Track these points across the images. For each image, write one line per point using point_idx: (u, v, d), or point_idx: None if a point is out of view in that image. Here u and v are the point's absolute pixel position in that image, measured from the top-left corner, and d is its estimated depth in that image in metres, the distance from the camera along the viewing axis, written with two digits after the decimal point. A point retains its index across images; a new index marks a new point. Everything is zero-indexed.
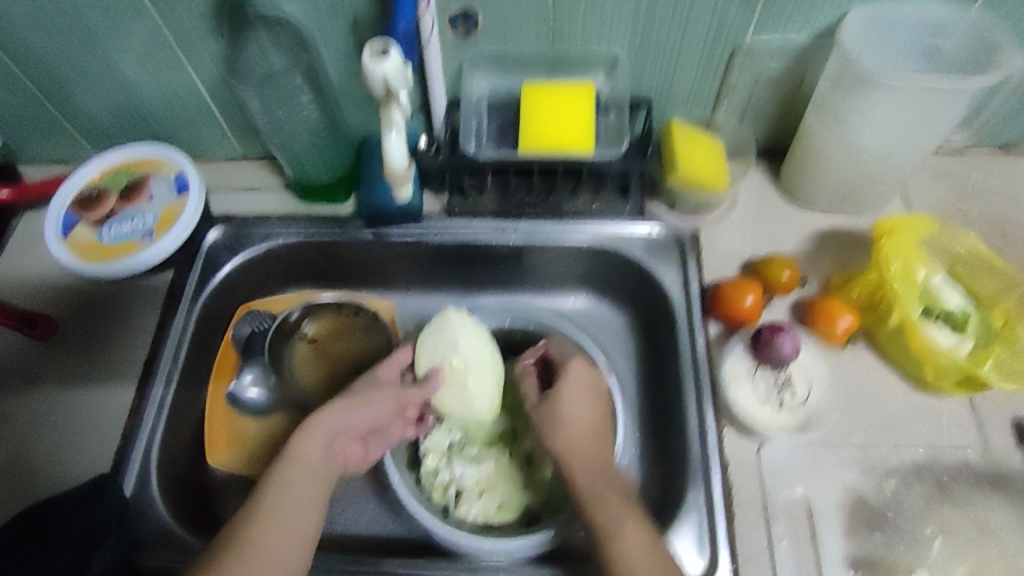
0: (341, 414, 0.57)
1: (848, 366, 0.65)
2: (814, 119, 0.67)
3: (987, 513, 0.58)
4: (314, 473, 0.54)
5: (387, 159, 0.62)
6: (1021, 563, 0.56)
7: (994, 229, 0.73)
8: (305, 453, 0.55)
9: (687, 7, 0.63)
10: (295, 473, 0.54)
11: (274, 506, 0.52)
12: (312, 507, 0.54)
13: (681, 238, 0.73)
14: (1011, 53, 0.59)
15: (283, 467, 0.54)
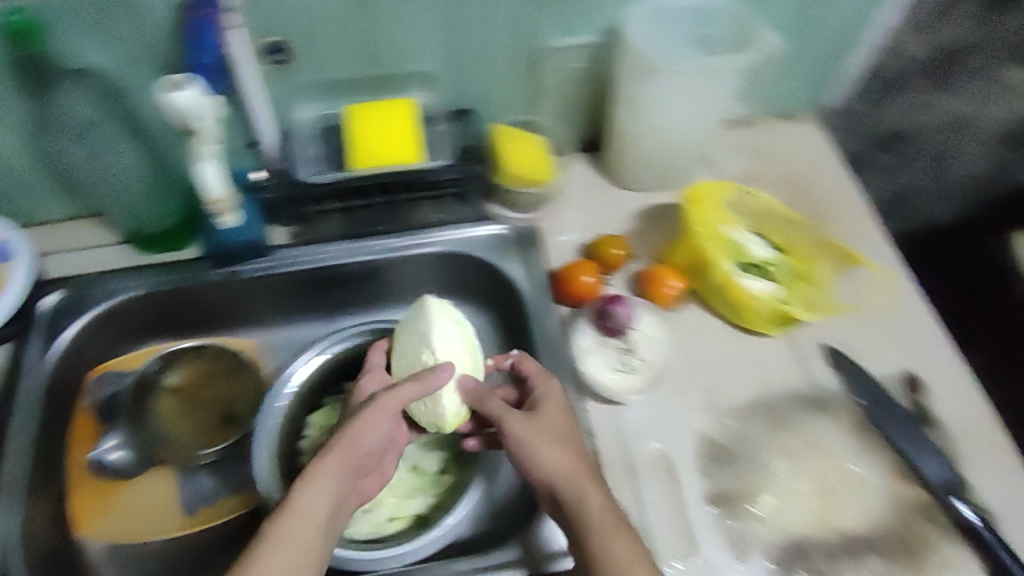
0: (342, 454, 0.54)
1: (682, 323, 0.72)
2: (621, 107, 0.76)
3: (816, 430, 0.66)
4: (316, 526, 0.51)
5: (207, 192, 0.65)
6: (849, 466, 0.64)
7: (788, 186, 0.84)
8: (315, 500, 0.51)
9: (486, 20, 0.69)
10: (304, 516, 0.51)
11: (277, 553, 0.48)
12: (309, 560, 0.49)
13: (521, 233, 0.80)
14: (761, 32, 0.70)
15: (288, 514, 0.50)
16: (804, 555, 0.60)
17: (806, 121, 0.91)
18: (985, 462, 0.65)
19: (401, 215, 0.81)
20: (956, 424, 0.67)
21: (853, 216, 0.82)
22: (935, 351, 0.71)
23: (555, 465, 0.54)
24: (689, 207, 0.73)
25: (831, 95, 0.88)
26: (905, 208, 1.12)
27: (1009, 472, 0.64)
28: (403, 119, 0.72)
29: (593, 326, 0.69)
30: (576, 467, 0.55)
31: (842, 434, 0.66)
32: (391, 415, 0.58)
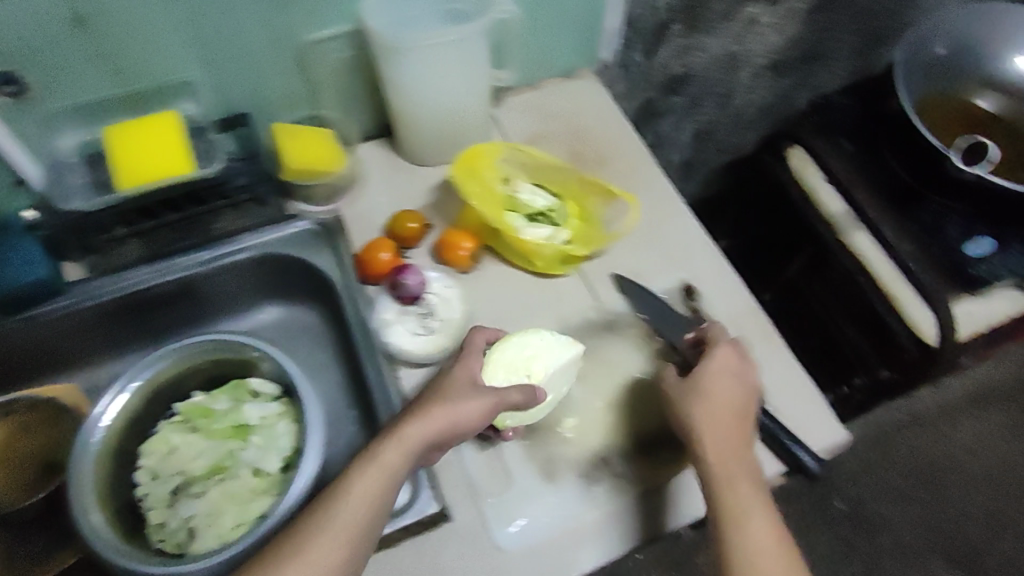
0: (456, 416, 0.62)
1: (482, 280, 0.79)
2: (386, 89, 0.81)
3: (604, 353, 0.76)
4: (389, 478, 0.60)
5: None
6: (634, 377, 0.74)
7: (572, 136, 0.90)
8: (390, 462, 0.60)
9: (235, 24, 0.71)
10: (375, 475, 0.60)
11: (337, 520, 0.58)
12: (378, 507, 0.59)
13: (324, 225, 0.81)
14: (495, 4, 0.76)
15: (369, 470, 0.60)
16: (605, 462, 0.70)
17: (586, 77, 0.97)
18: (750, 346, 0.77)
19: (201, 227, 0.81)
20: (723, 317, 0.79)
21: (630, 154, 0.89)
22: (703, 259, 0.82)
23: (702, 426, 0.66)
24: (458, 168, 0.78)
25: (602, 51, 0.95)
26: (711, 141, 1.22)
27: (770, 350, 0.77)
28: (167, 135, 0.74)
29: (392, 297, 0.75)
30: (719, 419, 0.66)
31: (632, 350, 0.76)
32: (488, 401, 0.64)
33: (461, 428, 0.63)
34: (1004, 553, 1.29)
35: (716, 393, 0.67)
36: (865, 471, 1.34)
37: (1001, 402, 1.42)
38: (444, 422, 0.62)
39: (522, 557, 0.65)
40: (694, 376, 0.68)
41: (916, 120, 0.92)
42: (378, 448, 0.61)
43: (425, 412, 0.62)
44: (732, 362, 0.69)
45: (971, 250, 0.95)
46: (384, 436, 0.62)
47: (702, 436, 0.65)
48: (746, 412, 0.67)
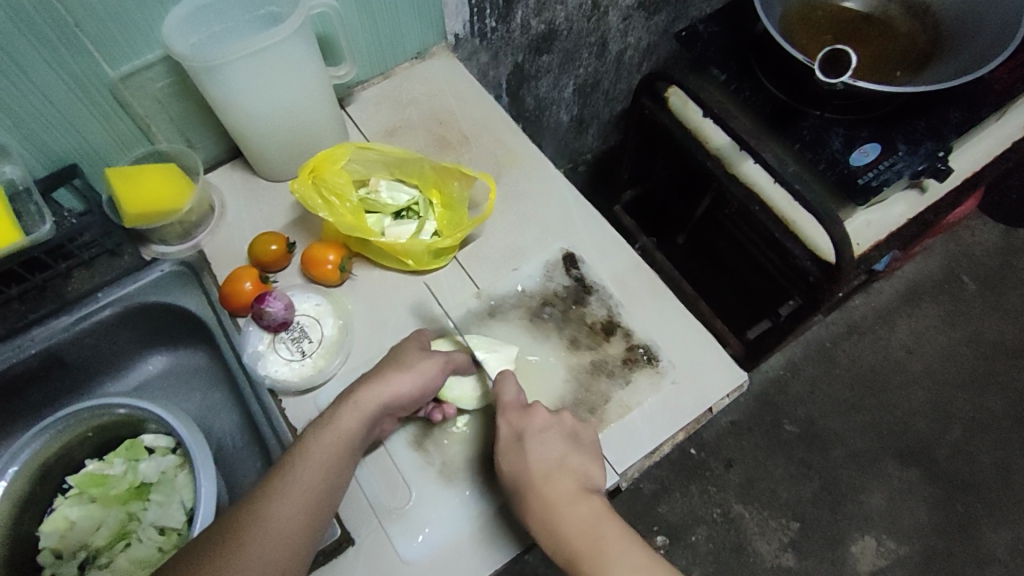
0: (410, 378, 0.63)
1: (357, 288, 0.76)
2: (219, 111, 0.75)
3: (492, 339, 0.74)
4: (348, 442, 0.60)
5: None
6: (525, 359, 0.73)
7: (431, 121, 0.87)
8: (346, 426, 0.60)
9: (25, 77, 0.64)
10: (330, 439, 0.59)
11: (294, 484, 0.57)
12: (335, 475, 0.59)
13: (189, 264, 0.79)
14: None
15: (325, 433, 0.60)
16: None
17: (441, 54, 0.93)
18: (638, 304, 0.74)
19: (54, 292, 0.76)
20: (608, 278, 0.76)
21: (497, 129, 0.86)
22: (581, 222, 0.79)
23: (544, 492, 0.60)
24: (301, 180, 0.73)
25: (453, 25, 0.91)
26: (598, 92, 1.23)
27: (659, 304, 0.74)
28: None
29: (259, 327, 0.72)
30: (554, 481, 0.60)
31: (520, 331, 0.74)
32: (439, 364, 0.65)
33: (416, 392, 0.64)
34: (952, 442, 1.33)
35: (536, 460, 0.61)
36: (811, 390, 1.38)
37: (935, 296, 1.46)
38: (401, 384, 0.63)
39: (430, 568, 0.63)
40: (509, 441, 0.63)
41: (776, 37, 0.87)
42: (334, 413, 0.61)
43: (380, 377, 0.63)
44: (540, 421, 0.64)
45: (856, 160, 0.87)
46: (338, 403, 0.62)
47: (547, 499, 0.59)
48: (575, 464, 0.62)
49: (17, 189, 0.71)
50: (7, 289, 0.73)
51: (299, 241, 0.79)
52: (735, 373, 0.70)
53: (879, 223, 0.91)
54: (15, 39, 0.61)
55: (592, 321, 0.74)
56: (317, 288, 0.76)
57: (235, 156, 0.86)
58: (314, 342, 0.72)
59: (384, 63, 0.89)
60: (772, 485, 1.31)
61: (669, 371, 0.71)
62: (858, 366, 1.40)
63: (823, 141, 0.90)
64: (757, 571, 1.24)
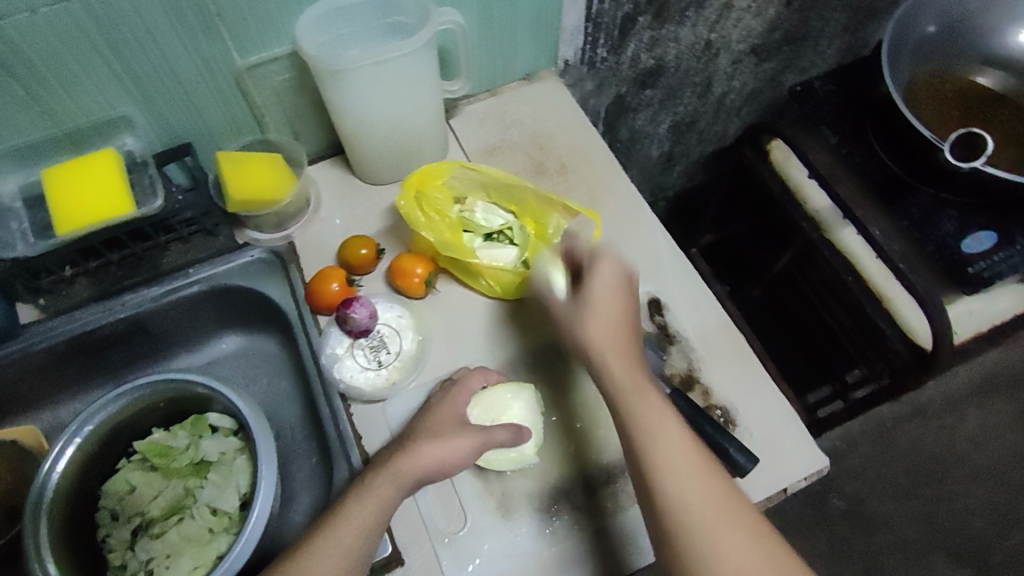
0: (469, 444, 0.62)
1: (439, 305, 0.76)
2: (331, 112, 0.76)
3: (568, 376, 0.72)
4: (379, 511, 0.58)
5: None
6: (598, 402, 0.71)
7: (531, 145, 0.87)
8: (384, 495, 0.58)
9: (161, 55, 0.66)
10: (368, 508, 0.58)
11: (332, 551, 0.56)
12: (369, 544, 0.57)
13: (276, 252, 0.78)
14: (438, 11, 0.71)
15: (364, 500, 0.58)
16: (565, 495, 0.66)
17: (549, 78, 0.92)
18: (719, 365, 0.72)
19: (149, 263, 0.80)
20: (693, 333, 0.74)
21: (598, 164, 0.85)
22: (672, 271, 0.77)
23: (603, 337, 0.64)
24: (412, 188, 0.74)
25: (566, 52, 0.90)
26: (693, 131, 1.21)
27: (742, 370, 0.71)
28: (106, 172, 0.70)
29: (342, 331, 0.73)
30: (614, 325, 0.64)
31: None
32: (476, 439, 0.62)
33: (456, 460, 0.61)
34: (1012, 548, 1.26)
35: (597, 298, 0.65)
36: (866, 467, 1.33)
37: (1012, 389, 1.39)
38: (435, 451, 0.61)
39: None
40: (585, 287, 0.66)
41: (901, 107, 0.84)
42: (371, 479, 0.59)
43: (412, 445, 0.61)
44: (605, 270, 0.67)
45: (968, 247, 0.84)
46: (376, 468, 0.60)
47: (613, 337, 0.64)
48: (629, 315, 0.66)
49: (136, 162, 0.74)
50: (109, 253, 0.77)
51: (387, 250, 0.80)
52: (816, 458, 0.67)
53: (982, 313, 0.86)
54: (159, 20, 0.63)
55: (671, 373, 0.71)
56: (400, 299, 0.76)
57: (335, 153, 0.88)
58: (392, 354, 0.73)
59: (491, 80, 0.90)
60: (810, 559, 1.26)
61: (746, 439, 0.68)
62: (920, 450, 1.34)
63: (932, 222, 0.86)
64: None
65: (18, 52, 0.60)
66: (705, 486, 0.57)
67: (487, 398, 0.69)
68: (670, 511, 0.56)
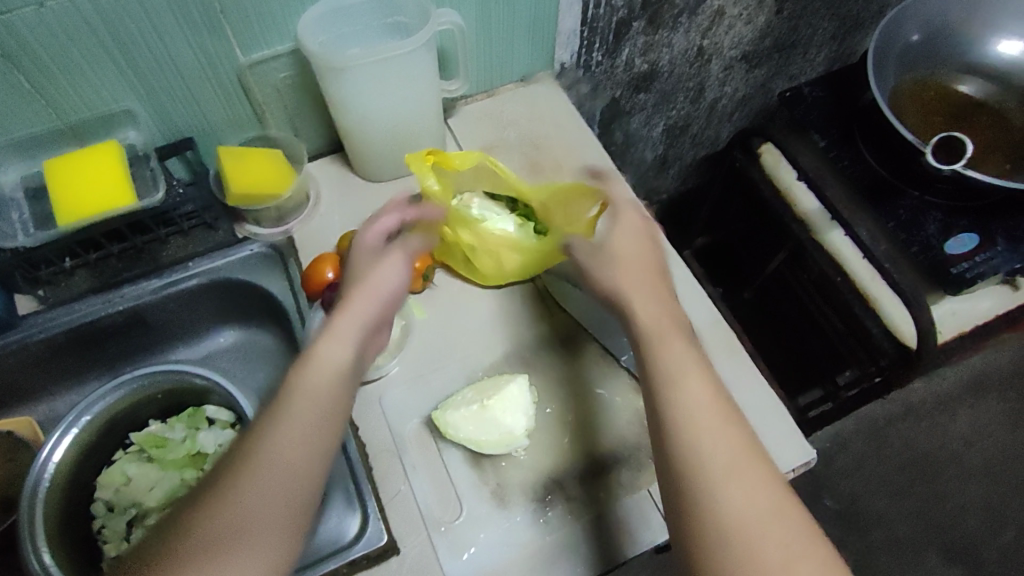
0: (372, 312, 0.61)
1: (436, 300, 0.77)
2: (332, 110, 0.77)
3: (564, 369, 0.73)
4: (315, 408, 0.56)
5: None
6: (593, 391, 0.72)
7: (527, 145, 0.88)
8: (313, 388, 0.56)
9: (165, 52, 0.68)
10: (303, 406, 0.55)
11: (271, 456, 0.53)
12: (305, 442, 0.54)
13: (275, 247, 0.80)
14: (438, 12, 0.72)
15: (293, 400, 0.56)
16: (561, 485, 0.66)
17: (546, 80, 0.94)
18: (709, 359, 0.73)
19: (150, 255, 0.80)
20: None
21: (594, 165, 0.87)
22: (665, 267, 0.79)
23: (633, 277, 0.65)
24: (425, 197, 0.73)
25: (561, 54, 0.92)
26: (687, 135, 1.23)
27: (732, 363, 0.73)
28: (109, 164, 0.71)
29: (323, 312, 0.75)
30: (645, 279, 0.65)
31: (589, 364, 0.73)
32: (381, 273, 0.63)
33: (370, 319, 0.61)
34: (1002, 546, 1.27)
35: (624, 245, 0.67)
36: (858, 466, 1.34)
37: (1001, 391, 1.41)
38: (348, 321, 0.60)
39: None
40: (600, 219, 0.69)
41: (885, 112, 0.86)
42: (299, 375, 0.57)
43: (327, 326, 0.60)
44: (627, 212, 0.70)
45: (950, 249, 0.86)
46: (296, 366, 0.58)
47: (626, 263, 0.66)
48: (643, 234, 0.68)
49: (137, 155, 0.75)
50: (108, 245, 0.77)
51: None
52: (804, 449, 0.68)
53: (966, 313, 0.89)
54: (164, 15, 0.64)
55: None
56: None
57: (335, 151, 0.89)
58: None
59: (489, 82, 0.91)
60: None
61: None
62: (911, 450, 1.36)
63: (918, 223, 0.88)
64: None
65: (25, 46, 0.61)
66: (745, 471, 0.54)
67: (482, 387, 0.70)
68: (700, 507, 0.53)
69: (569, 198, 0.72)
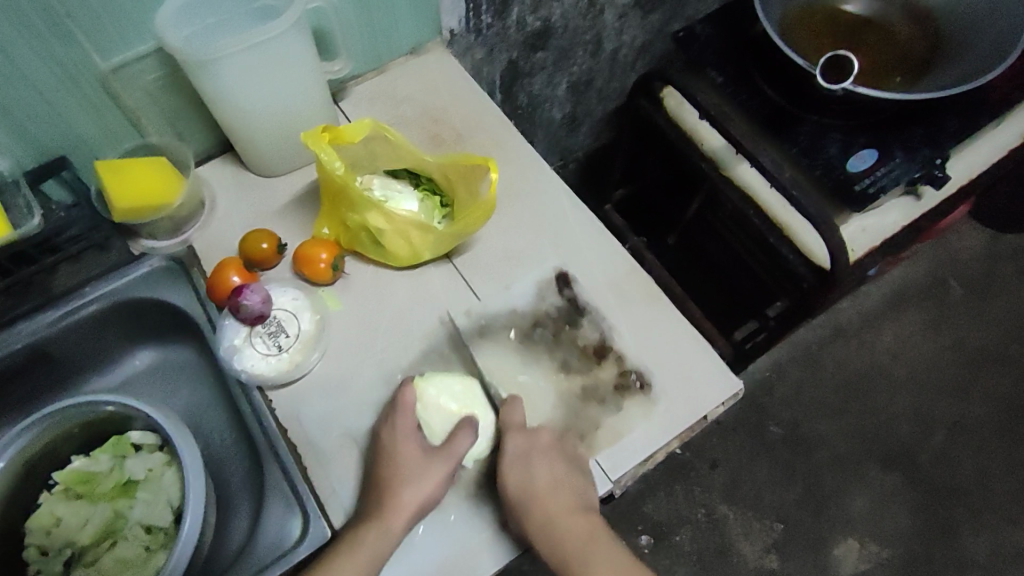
0: (429, 483, 0.63)
1: (352, 288, 0.76)
2: (211, 106, 0.73)
3: (487, 342, 0.73)
4: (372, 560, 0.60)
5: None
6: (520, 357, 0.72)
7: (425, 118, 0.86)
8: (375, 546, 0.60)
9: (11, 66, 0.63)
10: (361, 560, 0.60)
11: None
12: None
13: (175, 258, 0.77)
14: None
15: (356, 554, 0.60)
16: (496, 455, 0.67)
17: (436, 50, 0.92)
18: (631, 309, 0.74)
19: (40, 287, 0.75)
20: (604, 284, 0.75)
21: (495, 130, 0.85)
22: (579, 225, 0.79)
23: (545, 507, 0.63)
24: (326, 177, 0.71)
25: (448, 22, 0.90)
26: (593, 90, 1.22)
27: (655, 310, 0.74)
28: None
29: (237, 320, 0.70)
30: (556, 497, 0.64)
31: (507, 354, 0.72)
32: (447, 467, 0.64)
33: (433, 497, 0.63)
34: (935, 447, 1.35)
35: (541, 479, 0.64)
36: (797, 393, 1.39)
37: (920, 301, 1.48)
38: (415, 499, 0.62)
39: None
40: (515, 456, 0.65)
41: (775, 40, 0.87)
42: (363, 533, 0.61)
43: (395, 499, 0.61)
44: (545, 441, 0.66)
45: (853, 166, 0.88)
46: (369, 520, 0.62)
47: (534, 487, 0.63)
48: (577, 483, 0.65)
49: (6, 181, 0.70)
50: None
51: (290, 240, 0.79)
52: (731, 382, 0.70)
53: (875, 229, 0.91)
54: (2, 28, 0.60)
55: (584, 344, 0.72)
56: (309, 285, 0.75)
57: (225, 150, 0.85)
58: (291, 337, 0.71)
59: (375, 59, 0.88)
60: (756, 487, 1.32)
61: (663, 377, 0.70)
62: (843, 368, 1.41)
63: (819, 147, 0.90)
64: (740, 573, 1.26)
65: None
66: None
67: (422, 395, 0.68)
68: None
69: (468, 171, 0.72)
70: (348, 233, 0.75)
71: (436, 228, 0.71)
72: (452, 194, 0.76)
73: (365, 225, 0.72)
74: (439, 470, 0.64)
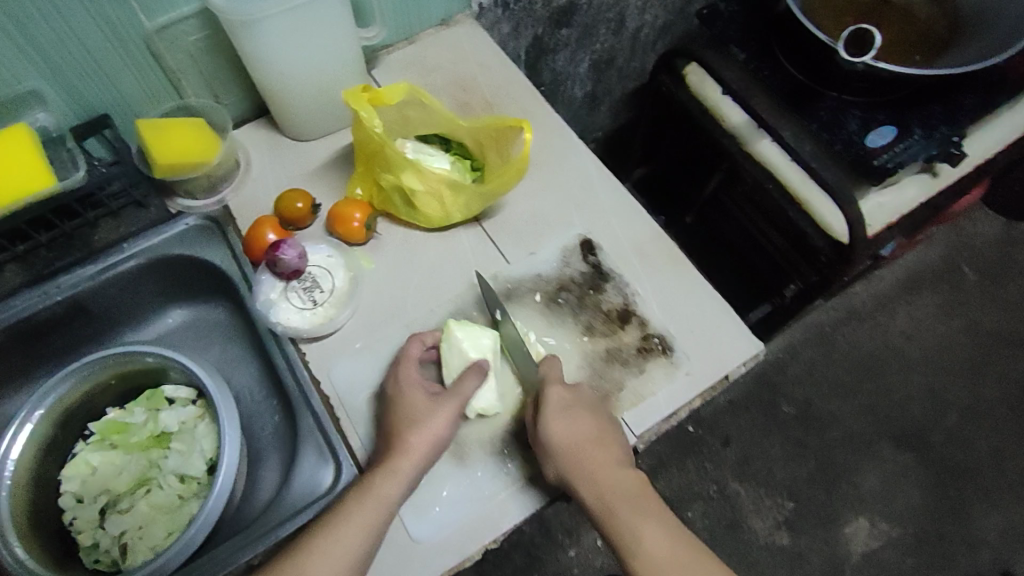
0: (446, 423, 0.64)
1: (383, 249, 0.77)
2: (250, 67, 0.75)
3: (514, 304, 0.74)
4: (380, 504, 0.61)
5: None
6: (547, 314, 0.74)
7: (454, 87, 0.88)
8: (386, 493, 0.61)
9: (64, 24, 0.65)
10: (370, 506, 0.61)
11: (331, 545, 0.59)
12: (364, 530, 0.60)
13: (212, 217, 0.79)
14: None
15: (365, 500, 0.61)
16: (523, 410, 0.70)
17: (465, 22, 0.93)
18: (654, 271, 0.75)
19: (81, 241, 0.78)
20: (629, 248, 0.77)
21: (524, 100, 0.87)
22: (603, 190, 0.80)
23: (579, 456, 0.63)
24: (359, 135, 0.73)
25: None
26: (613, 68, 1.24)
27: (676, 273, 0.75)
28: (22, 149, 0.68)
29: (273, 275, 0.72)
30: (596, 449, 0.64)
31: (535, 316, 0.74)
32: (453, 407, 0.65)
33: (440, 443, 0.64)
34: (947, 428, 1.36)
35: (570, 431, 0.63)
36: (810, 372, 1.41)
37: (934, 284, 1.49)
38: (422, 444, 0.63)
39: (439, 545, 0.64)
40: (559, 409, 0.64)
41: (800, 15, 0.88)
42: (372, 477, 0.62)
43: (402, 443, 0.63)
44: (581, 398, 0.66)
45: (872, 142, 0.89)
46: (376, 465, 0.63)
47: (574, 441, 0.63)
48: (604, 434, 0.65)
49: (52, 137, 0.72)
50: (36, 234, 0.75)
51: (322, 202, 0.81)
52: (751, 343, 0.71)
53: (891, 205, 0.92)
54: None
55: (608, 308, 0.74)
56: (341, 244, 0.77)
57: (260, 114, 0.87)
58: (326, 292, 0.73)
59: (406, 28, 0.90)
60: (768, 463, 1.33)
61: (686, 340, 0.72)
62: (856, 349, 1.42)
63: (839, 122, 0.91)
64: (751, 548, 1.28)
65: None
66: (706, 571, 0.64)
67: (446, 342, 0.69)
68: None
69: (499, 134, 0.74)
70: (380, 193, 0.77)
71: (468, 189, 0.72)
72: (483, 158, 0.78)
73: (398, 185, 0.74)
74: (449, 411, 0.65)
